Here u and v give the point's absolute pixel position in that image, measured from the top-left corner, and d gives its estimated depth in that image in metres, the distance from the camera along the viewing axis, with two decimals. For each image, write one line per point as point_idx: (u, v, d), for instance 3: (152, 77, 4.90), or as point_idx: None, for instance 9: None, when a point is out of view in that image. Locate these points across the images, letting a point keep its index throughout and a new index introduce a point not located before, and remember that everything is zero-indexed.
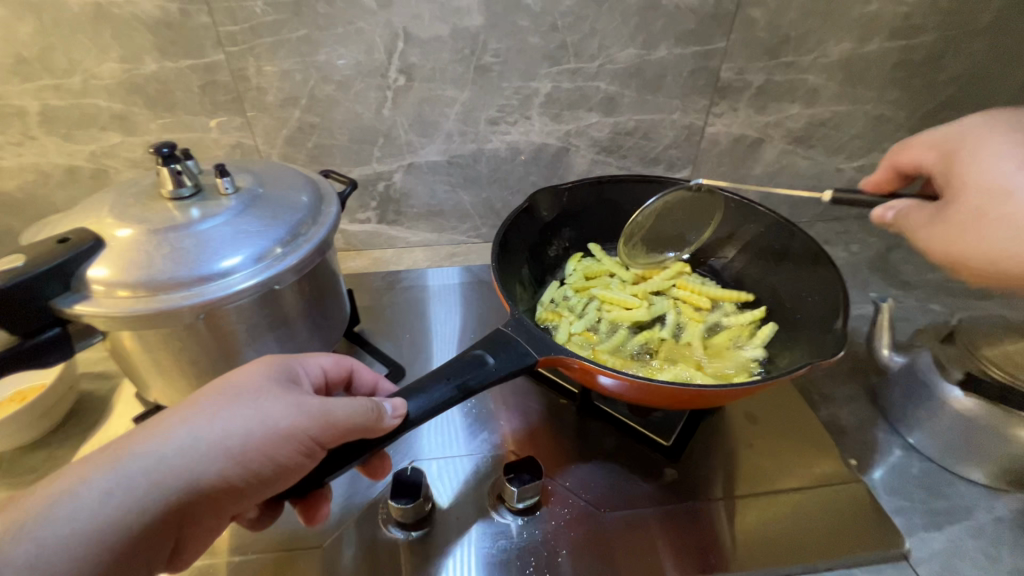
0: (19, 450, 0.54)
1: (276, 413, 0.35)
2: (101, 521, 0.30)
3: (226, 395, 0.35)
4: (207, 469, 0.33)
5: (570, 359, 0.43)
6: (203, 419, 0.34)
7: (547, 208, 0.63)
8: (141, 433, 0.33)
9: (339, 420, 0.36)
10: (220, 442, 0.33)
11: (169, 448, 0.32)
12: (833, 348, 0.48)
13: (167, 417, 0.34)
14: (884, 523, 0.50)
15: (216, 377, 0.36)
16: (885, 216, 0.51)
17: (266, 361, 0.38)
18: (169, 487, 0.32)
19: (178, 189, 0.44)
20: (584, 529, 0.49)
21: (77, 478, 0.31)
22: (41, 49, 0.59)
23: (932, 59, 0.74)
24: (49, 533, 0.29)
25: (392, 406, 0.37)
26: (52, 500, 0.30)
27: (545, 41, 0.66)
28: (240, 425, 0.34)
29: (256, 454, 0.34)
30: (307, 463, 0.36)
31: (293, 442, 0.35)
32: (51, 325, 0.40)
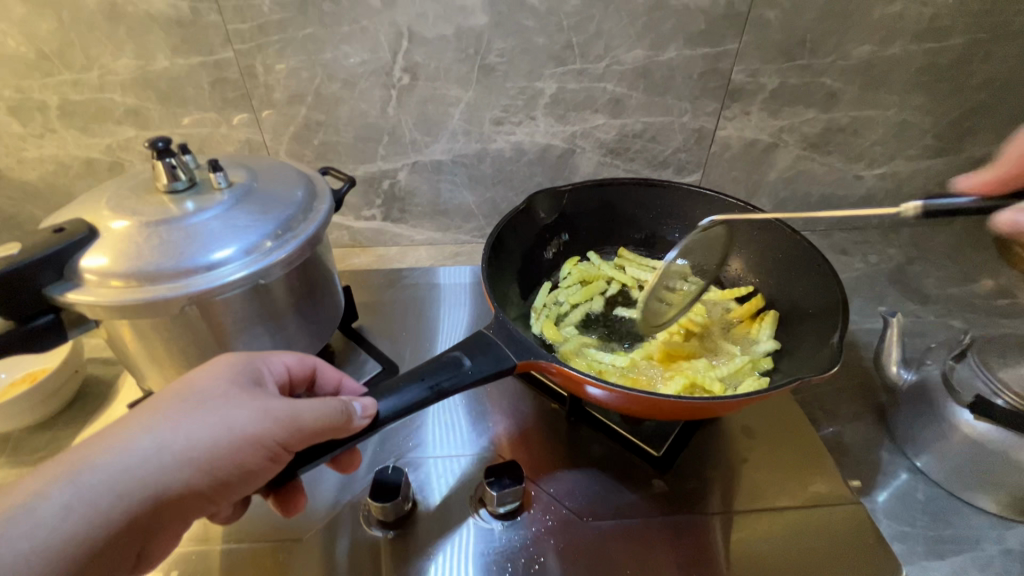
0: (25, 430, 0.56)
1: (242, 420, 0.35)
2: (66, 535, 0.30)
3: (189, 401, 0.35)
4: (171, 478, 0.33)
5: (549, 364, 0.42)
6: (166, 428, 0.34)
7: (545, 210, 0.62)
8: (102, 441, 0.33)
9: (306, 425, 0.36)
10: (184, 451, 0.33)
11: (132, 457, 0.32)
12: (828, 362, 0.46)
13: (127, 426, 0.34)
14: (882, 548, 0.47)
15: (179, 381, 0.36)
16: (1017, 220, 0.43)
17: (232, 362, 0.38)
18: (134, 498, 0.32)
19: (173, 182, 0.44)
20: (566, 538, 0.48)
21: (38, 491, 0.31)
22: (60, 46, 0.62)
23: (960, 63, 0.70)
24: (10, 550, 0.29)
25: (361, 406, 0.37)
26: (12, 514, 0.30)
27: (550, 41, 0.66)
28: (204, 433, 0.34)
29: (222, 462, 0.34)
30: (274, 465, 0.36)
31: (259, 448, 0.35)
32: (45, 311, 0.41)
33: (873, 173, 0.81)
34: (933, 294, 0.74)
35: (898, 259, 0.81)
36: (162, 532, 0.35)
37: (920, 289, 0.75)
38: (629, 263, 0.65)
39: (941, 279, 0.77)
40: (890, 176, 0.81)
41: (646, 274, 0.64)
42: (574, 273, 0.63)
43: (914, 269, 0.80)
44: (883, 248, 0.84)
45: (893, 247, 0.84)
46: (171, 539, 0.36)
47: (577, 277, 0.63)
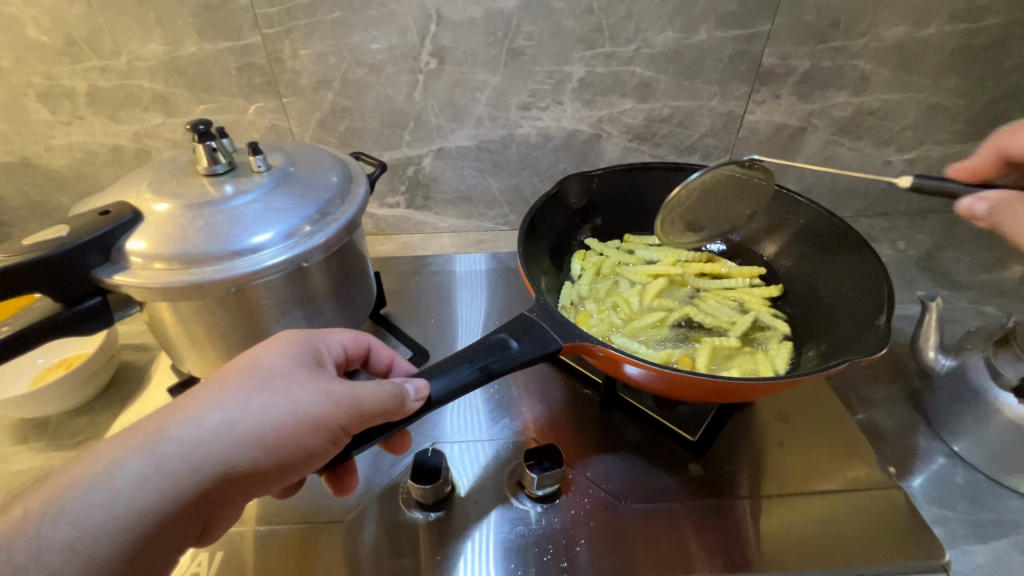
0: (63, 414, 0.57)
1: (305, 400, 0.35)
2: (140, 507, 0.31)
3: (254, 379, 0.35)
4: (237, 456, 0.33)
5: (595, 346, 0.42)
6: (233, 405, 0.34)
7: (575, 195, 0.62)
8: (171, 416, 0.33)
9: (365, 410, 0.36)
10: (250, 429, 0.34)
11: (200, 434, 0.33)
12: (873, 345, 0.45)
13: (195, 401, 0.34)
14: (922, 532, 0.47)
15: (243, 358, 0.36)
16: (974, 208, 0.43)
17: (293, 341, 0.38)
18: (202, 474, 0.32)
19: (213, 165, 0.44)
20: (603, 521, 0.48)
21: (111, 461, 0.31)
22: (89, 31, 0.62)
23: (997, 44, 0.69)
24: (88, 518, 0.30)
25: (415, 389, 0.37)
26: (88, 483, 0.31)
27: (579, 24, 0.65)
28: (270, 412, 0.34)
29: (285, 442, 0.34)
30: (333, 448, 0.36)
31: (322, 430, 0.35)
32: (92, 294, 0.42)
33: (903, 158, 0.80)
34: (964, 279, 0.73)
35: (927, 245, 0.80)
36: (224, 509, 0.36)
37: (951, 275, 0.74)
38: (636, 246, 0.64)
39: (972, 266, 0.76)
40: (920, 161, 0.80)
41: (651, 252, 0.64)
42: (586, 264, 0.61)
43: (945, 255, 0.78)
44: (911, 235, 0.82)
45: (922, 233, 0.83)
46: (232, 513, 0.37)
47: (591, 269, 0.61)
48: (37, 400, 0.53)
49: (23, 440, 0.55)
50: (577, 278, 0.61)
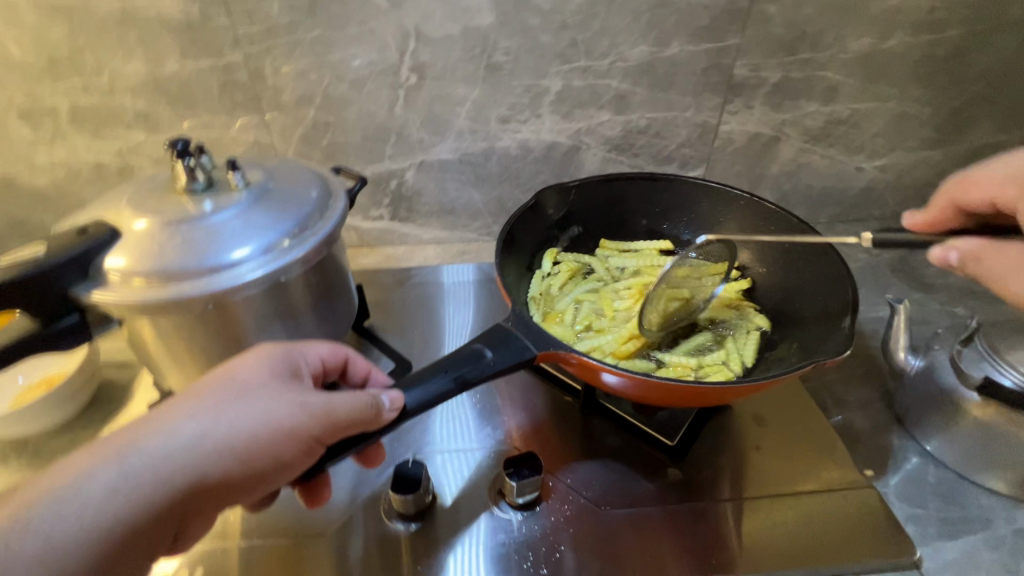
0: (44, 432, 0.56)
1: (280, 412, 0.35)
2: (112, 514, 0.32)
3: (229, 390, 0.35)
4: (209, 466, 0.34)
5: (569, 355, 0.43)
6: (208, 416, 0.34)
7: (554, 206, 0.62)
8: (145, 426, 0.34)
9: (337, 423, 0.36)
10: (224, 440, 0.34)
11: (174, 443, 0.33)
12: (839, 346, 0.46)
13: (171, 412, 0.35)
14: (895, 529, 0.48)
15: (221, 369, 0.37)
16: (948, 257, 0.45)
17: (272, 352, 0.38)
18: (173, 485, 0.33)
19: (192, 183, 0.45)
20: (584, 526, 0.48)
21: (86, 470, 0.32)
22: (71, 51, 0.62)
23: (957, 55, 0.72)
24: (61, 525, 0.31)
25: (390, 399, 0.37)
26: (62, 492, 0.31)
27: (555, 39, 0.67)
28: (244, 422, 0.35)
29: (258, 454, 0.35)
30: (308, 459, 0.37)
31: (295, 442, 0.35)
32: (70, 312, 0.42)
33: (874, 165, 0.82)
34: (936, 282, 0.75)
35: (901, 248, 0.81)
36: (199, 517, 0.36)
37: (923, 278, 0.76)
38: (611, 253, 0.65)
39: (944, 268, 0.78)
40: (891, 167, 0.82)
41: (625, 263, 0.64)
42: (561, 264, 0.62)
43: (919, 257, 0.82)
44: None
45: None
46: (205, 523, 0.37)
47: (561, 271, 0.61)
48: (18, 418, 0.53)
49: (3, 460, 0.55)
50: (548, 275, 0.61)
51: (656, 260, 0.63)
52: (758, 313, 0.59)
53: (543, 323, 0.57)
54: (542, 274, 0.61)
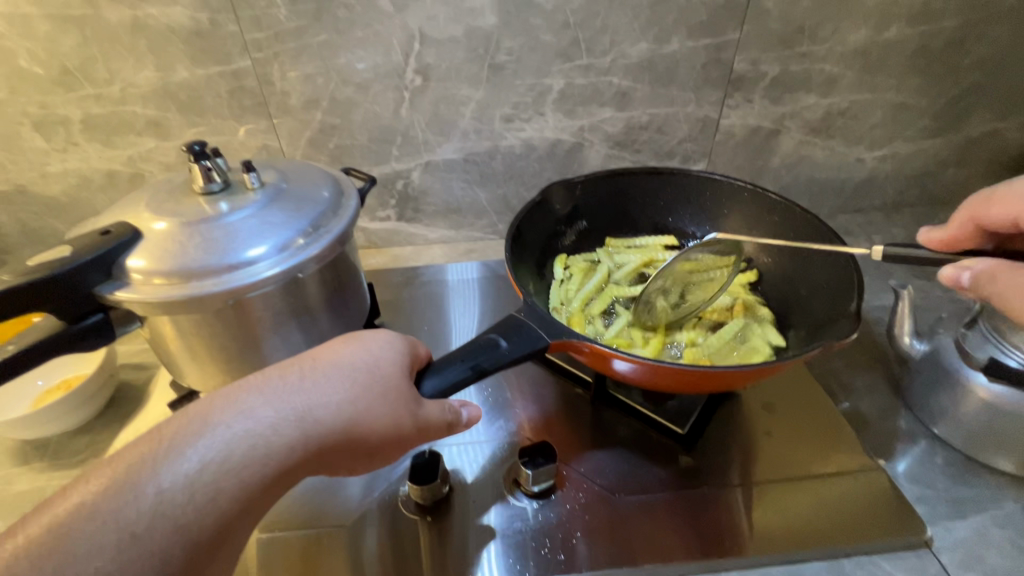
0: (65, 433, 0.57)
1: (402, 383, 0.38)
2: (257, 457, 0.33)
3: (365, 364, 0.38)
4: (339, 425, 0.35)
5: (581, 343, 0.44)
6: (347, 383, 0.37)
7: (560, 202, 0.63)
8: (284, 378, 0.36)
9: (443, 415, 0.39)
10: (355, 400, 0.36)
11: (318, 402, 0.35)
12: (845, 330, 0.47)
13: (308, 368, 0.37)
14: (904, 509, 0.49)
15: (346, 338, 0.39)
16: (959, 277, 0.44)
17: (388, 332, 0.41)
18: (306, 437, 0.34)
19: (208, 184, 0.46)
20: (599, 514, 0.49)
21: (240, 410, 0.34)
22: (83, 61, 0.64)
23: (954, 44, 0.73)
24: (214, 456, 0.32)
25: (468, 414, 0.42)
26: (218, 427, 0.33)
27: (557, 39, 0.68)
28: (378, 395, 0.37)
29: (380, 421, 0.37)
30: (421, 440, 0.39)
31: (417, 420, 0.38)
32: (94, 311, 0.43)
33: (874, 155, 0.83)
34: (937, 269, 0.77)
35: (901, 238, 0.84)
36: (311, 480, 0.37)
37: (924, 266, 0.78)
38: (615, 251, 0.65)
39: None
40: (890, 158, 0.84)
41: (630, 258, 0.63)
42: (571, 267, 0.62)
43: None
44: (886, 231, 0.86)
45: (897, 228, 0.86)
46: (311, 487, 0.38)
47: (573, 274, 0.61)
48: (39, 420, 0.54)
49: (25, 462, 0.56)
50: (561, 281, 0.61)
51: (658, 254, 0.63)
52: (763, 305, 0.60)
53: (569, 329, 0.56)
54: (557, 283, 0.61)
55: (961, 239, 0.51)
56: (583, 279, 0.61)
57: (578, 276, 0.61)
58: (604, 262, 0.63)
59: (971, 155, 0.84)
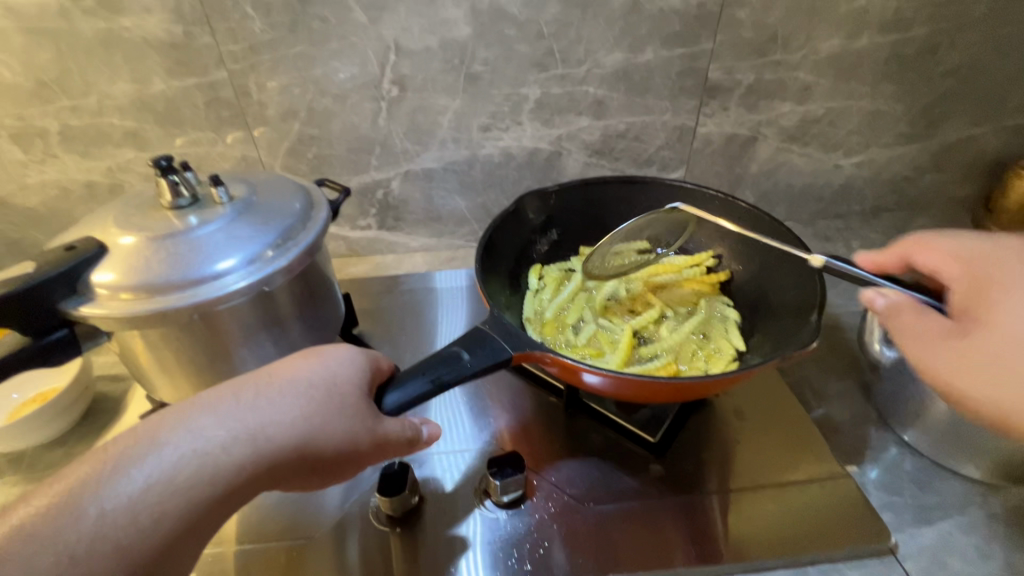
0: (40, 445, 0.58)
1: (356, 401, 0.39)
2: (205, 475, 0.34)
3: (317, 380, 0.39)
4: (290, 443, 0.36)
5: (544, 355, 0.44)
6: (299, 399, 0.37)
7: (534, 211, 0.63)
8: (237, 396, 0.37)
9: (402, 432, 0.41)
10: (307, 418, 0.37)
11: (268, 419, 0.36)
12: (808, 338, 0.48)
13: (262, 387, 0.38)
14: (870, 516, 0.49)
15: (302, 355, 0.40)
16: (874, 300, 0.46)
17: (346, 347, 0.42)
18: (254, 454, 0.35)
19: (176, 199, 0.46)
20: (567, 524, 0.49)
21: (189, 429, 0.35)
22: (59, 73, 0.64)
23: (927, 52, 0.74)
24: (161, 475, 0.33)
25: (429, 431, 0.43)
26: (167, 445, 0.34)
27: (531, 49, 0.68)
28: (329, 411, 0.38)
29: (332, 439, 0.37)
30: (374, 455, 0.40)
31: (368, 435, 0.39)
32: (58, 326, 0.43)
33: (851, 162, 0.84)
34: None
35: (881, 244, 0.86)
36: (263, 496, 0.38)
37: None
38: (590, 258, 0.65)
39: None
40: (867, 164, 0.84)
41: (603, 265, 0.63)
42: (546, 277, 0.62)
43: None
44: (867, 236, 0.88)
45: (875, 234, 0.88)
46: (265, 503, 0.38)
47: (547, 284, 0.61)
48: (12, 433, 0.54)
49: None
50: (535, 291, 0.61)
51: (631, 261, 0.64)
52: (729, 307, 0.60)
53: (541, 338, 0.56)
54: (531, 293, 0.61)
55: (891, 269, 0.51)
56: (557, 289, 0.61)
57: (552, 285, 0.61)
58: (578, 269, 0.63)
59: (948, 160, 0.85)
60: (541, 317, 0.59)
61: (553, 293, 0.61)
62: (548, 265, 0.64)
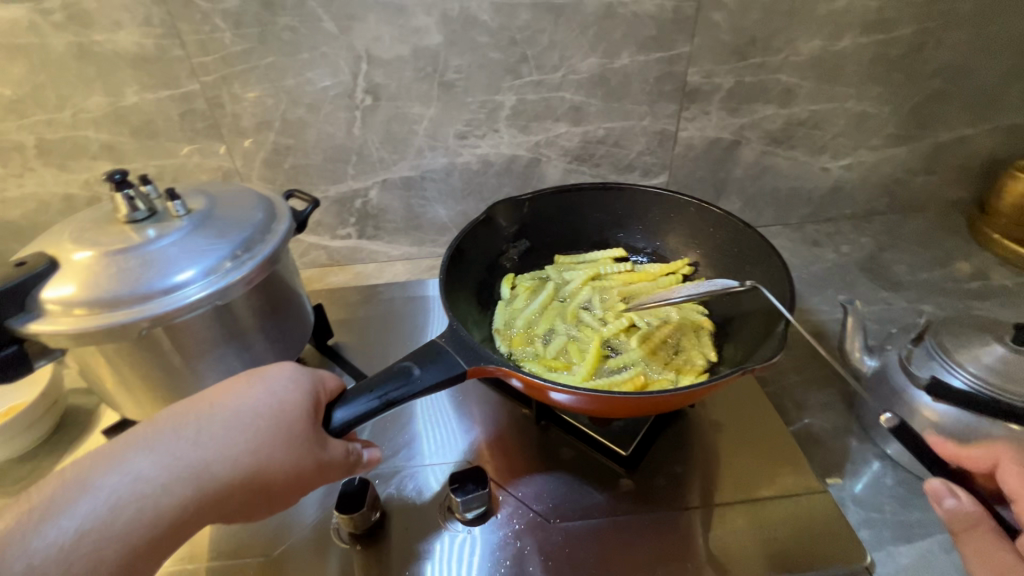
0: (9, 460, 0.57)
1: (302, 429, 0.38)
2: (140, 516, 0.33)
3: (255, 410, 0.38)
4: (233, 479, 0.36)
5: (499, 368, 0.43)
6: (236, 431, 0.37)
7: (506, 220, 0.62)
8: (175, 433, 0.36)
9: (346, 455, 0.40)
10: (246, 451, 0.36)
11: (203, 454, 0.35)
12: (775, 350, 0.46)
13: (203, 419, 0.37)
14: (848, 534, 0.47)
15: (245, 380, 0.39)
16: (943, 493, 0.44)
17: (287, 368, 0.41)
18: (191, 491, 0.35)
19: (132, 212, 0.46)
20: (533, 541, 0.48)
21: (122, 469, 0.34)
22: (32, 88, 0.64)
23: (912, 53, 0.72)
24: (93, 520, 0.32)
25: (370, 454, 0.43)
26: (98, 488, 0.33)
27: (505, 55, 0.68)
28: (268, 442, 0.37)
29: (278, 470, 0.37)
30: (318, 481, 0.39)
31: (309, 463, 0.38)
32: (9, 343, 0.43)
33: (839, 165, 0.82)
34: (905, 280, 0.78)
35: (870, 247, 0.84)
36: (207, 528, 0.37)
37: (891, 276, 0.79)
38: (565, 267, 0.64)
39: (913, 266, 0.81)
40: (855, 167, 0.83)
41: (577, 274, 0.62)
42: (518, 287, 0.61)
43: (887, 256, 0.83)
44: (856, 238, 0.86)
45: (865, 237, 0.86)
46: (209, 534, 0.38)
47: (519, 294, 0.60)
48: None
49: None
50: (507, 301, 0.60)
51: (605, 268, 0.63)
52: (704, 315, 0.58)
53: (509, 349, 0.55)
54: (502, 302, 0.60)
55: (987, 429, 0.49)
56: (529, 298, 0.60)
57: (525, 294, 0.60)
58: (553, 279, 0.62)
59: (939, 162, 0.83)
60: (512, 327, 0.58)
61: (524, 302, 0.60)
62: (521, 275, 0.63)
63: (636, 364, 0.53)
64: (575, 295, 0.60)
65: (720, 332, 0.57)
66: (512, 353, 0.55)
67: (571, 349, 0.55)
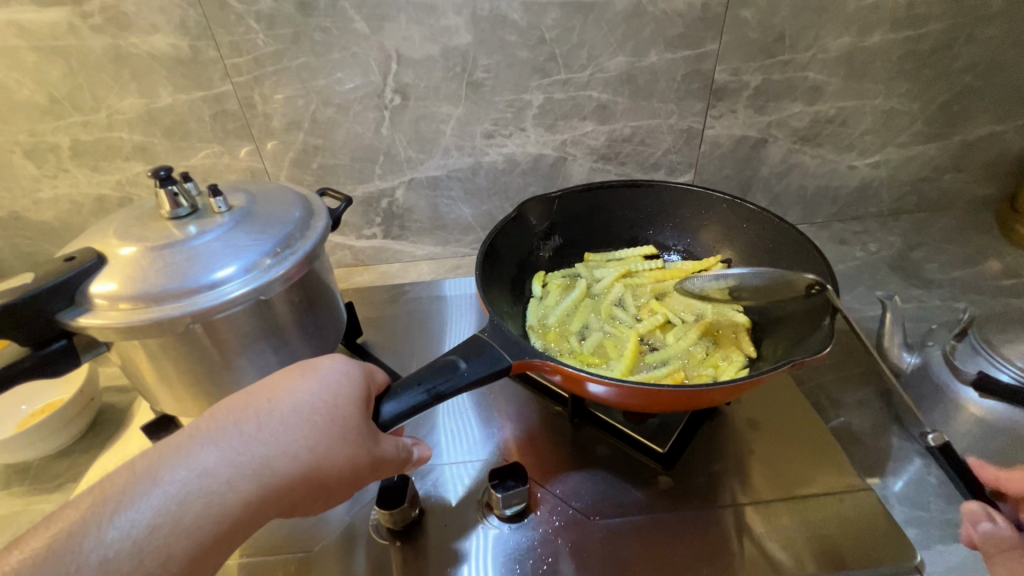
0: (47, 456, 0.58)
1: (358, 423, 0.38)
2: (208, 510, 0.33)
3: (312, 404, 0.38)
4: (294, 474, 0.36)
5: (544, 363, 0.43)
6: (296, 425, 0.37)
7: (537, 217, 0.62)
8: (236, 427, 0.36)
9: (397, 452, 0.40)
10: (305, 445, 0.36)
11: (266, 448, 0.35)
12: (821, 344, 0.46)
13: (262, 413, 0.37)
14: (894, 534, 0.46)
15: (299, 374, 0.39)
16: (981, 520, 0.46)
17: (339, 363, 0.41)
18: (255, 485, 0.35)
19: (175, 209, 0.46)
20: (573, 538, 0.48)
21: (188, 463, 0.34)
22: (69, 90, 0.65)
23: (942, 49, 0.71)
24: (164, 513, 0.32)
25: (419, 452, 0.43)
26: (167, 482, 0.33)
27: (533, 54, 0.68)
28: (326, 437, 0.37)
29: (337, 465, 0.37)
30: (371, 476, 0.39)
31: (365, 458, 0.38)
32: (59, 337, 0.44)
33: (866, 162, 0.82)
34: (936, 278, 0.77)
35: (898, 245, 0.83)
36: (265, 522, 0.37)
37: (922, 274, 0.78)
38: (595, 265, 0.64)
39: (944, 264, 0.80)
40: (882, 164, 0.82)
41: (608, 271, 0.62)
42: (550, 284, 0.61)
43: (917, 254, 0.82)
44: (883, 237, 0.85)
45: (892, 236, 0.85)
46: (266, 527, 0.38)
47: (551, 291, 0.60)
48: (19, 444, 0.55)
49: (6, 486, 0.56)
50: (539, 298, 0.60)
51: (637, 265, 0.62)
52: (739, 312, 0.58)
53: (544, 346, 0.55)
54: (534, 300, 0.60)
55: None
56: (561, 295, 0.60)
57: (557, 292, 0.60)
58: (584, 277, 0.62)
59: (968, 159, 0.82)
60: (545, 325, 0.57)
61: (557, 299, 0.60)
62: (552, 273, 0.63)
63: (673, 360, 0.53)
64: (607, 292, 0.60)
65: (756, 329, 0.57)
66: (548, 349, 0.55)
67: (607, 347, 0.55)
